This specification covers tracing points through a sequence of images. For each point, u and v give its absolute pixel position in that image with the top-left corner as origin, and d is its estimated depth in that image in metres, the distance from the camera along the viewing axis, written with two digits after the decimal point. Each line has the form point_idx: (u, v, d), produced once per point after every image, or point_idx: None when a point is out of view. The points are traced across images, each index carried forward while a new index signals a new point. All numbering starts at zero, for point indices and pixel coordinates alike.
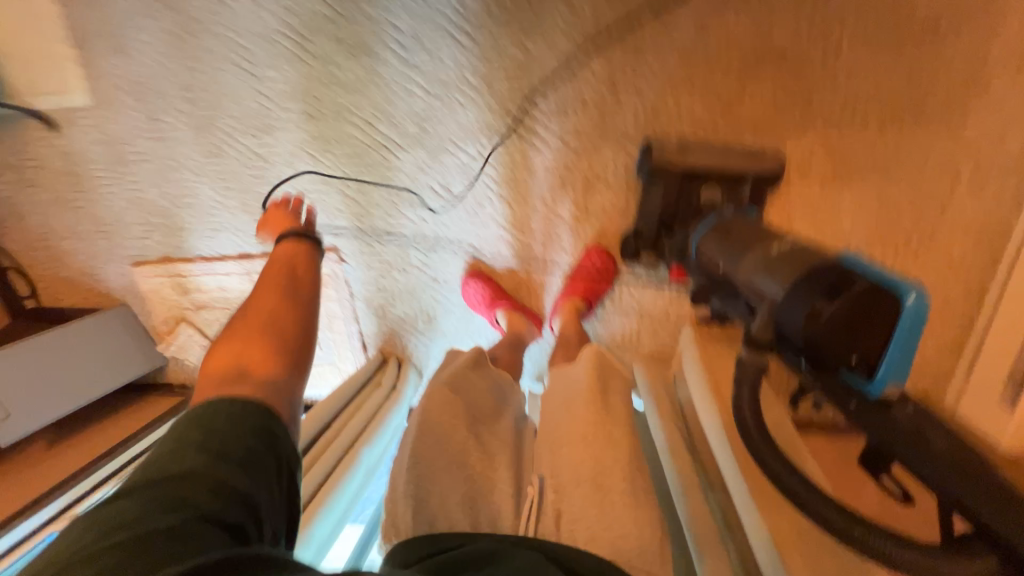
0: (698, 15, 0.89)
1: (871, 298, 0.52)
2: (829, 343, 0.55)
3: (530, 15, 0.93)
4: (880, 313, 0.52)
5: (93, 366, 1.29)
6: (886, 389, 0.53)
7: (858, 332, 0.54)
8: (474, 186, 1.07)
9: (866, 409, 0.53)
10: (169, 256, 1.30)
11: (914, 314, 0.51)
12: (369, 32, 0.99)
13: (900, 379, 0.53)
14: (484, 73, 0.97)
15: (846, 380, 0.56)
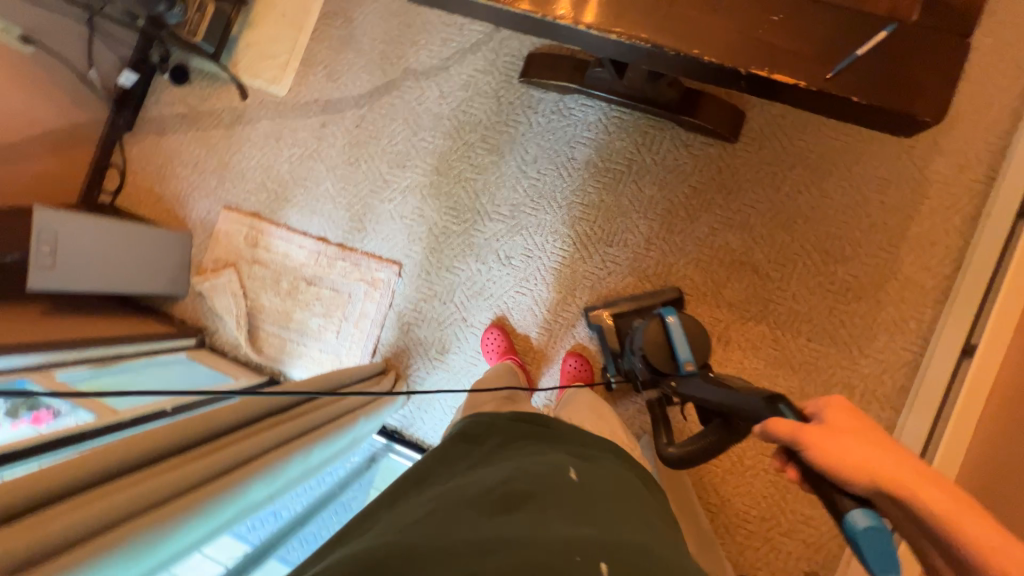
0: (713, 224, 1.33)
1: (658, 327, 1.01)
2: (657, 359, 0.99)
3: (612, 179, 1.37)
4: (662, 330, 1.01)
5: (136, 267, 1.36)
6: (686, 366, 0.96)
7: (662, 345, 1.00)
8: (529, 265, 1.40)
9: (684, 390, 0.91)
10: (260, 215, 1.53)
11: (673, 324, 0.99)
12: (505, 144, 1.43)
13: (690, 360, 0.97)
14: (569, 199, 1.39)
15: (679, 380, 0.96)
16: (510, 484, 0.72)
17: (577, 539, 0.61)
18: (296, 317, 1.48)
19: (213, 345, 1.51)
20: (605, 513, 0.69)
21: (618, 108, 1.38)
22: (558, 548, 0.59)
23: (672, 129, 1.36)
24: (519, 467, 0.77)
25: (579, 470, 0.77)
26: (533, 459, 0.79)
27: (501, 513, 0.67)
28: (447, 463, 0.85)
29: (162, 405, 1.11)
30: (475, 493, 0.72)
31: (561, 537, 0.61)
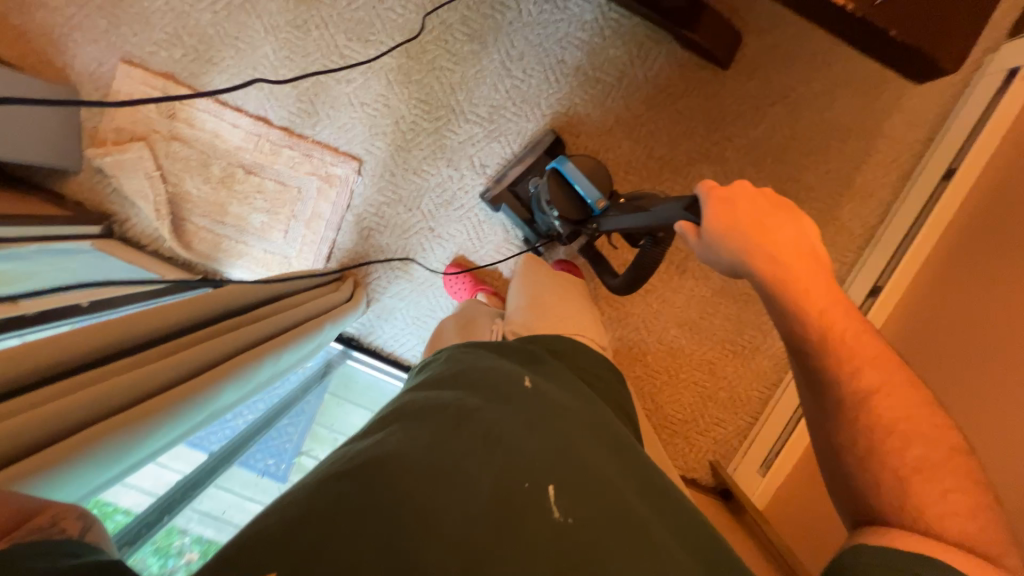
0: (691, 155, 1.33)
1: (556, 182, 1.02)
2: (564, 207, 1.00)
3: (601, 92, 1.29)
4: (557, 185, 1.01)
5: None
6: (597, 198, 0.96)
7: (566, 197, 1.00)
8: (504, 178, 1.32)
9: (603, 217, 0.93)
10: (175, 78, 1.23)
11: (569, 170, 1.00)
12: (489, 31, 1.25)
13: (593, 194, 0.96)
14: (553, 108, 1.29)
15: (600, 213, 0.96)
16: (461, 402, 0.62)
17: (535, 458, 0.55)
18: (232, 211, 1.28)
19: (126, 236, 1.28)
20: (564, 422, 0.62)
21: (617, 9, 1.25)
22: (512, 476, 0.53)
23: (669, 44, 1.27)
24: (470, 380, 0.67)
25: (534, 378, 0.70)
26: (483, 370, 0.69)
27: (449, 431, 0.57)
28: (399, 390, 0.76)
29: (77, 299, 0.95)
30: (422, 410, 0.61)
31: (511, 465, 0.54)
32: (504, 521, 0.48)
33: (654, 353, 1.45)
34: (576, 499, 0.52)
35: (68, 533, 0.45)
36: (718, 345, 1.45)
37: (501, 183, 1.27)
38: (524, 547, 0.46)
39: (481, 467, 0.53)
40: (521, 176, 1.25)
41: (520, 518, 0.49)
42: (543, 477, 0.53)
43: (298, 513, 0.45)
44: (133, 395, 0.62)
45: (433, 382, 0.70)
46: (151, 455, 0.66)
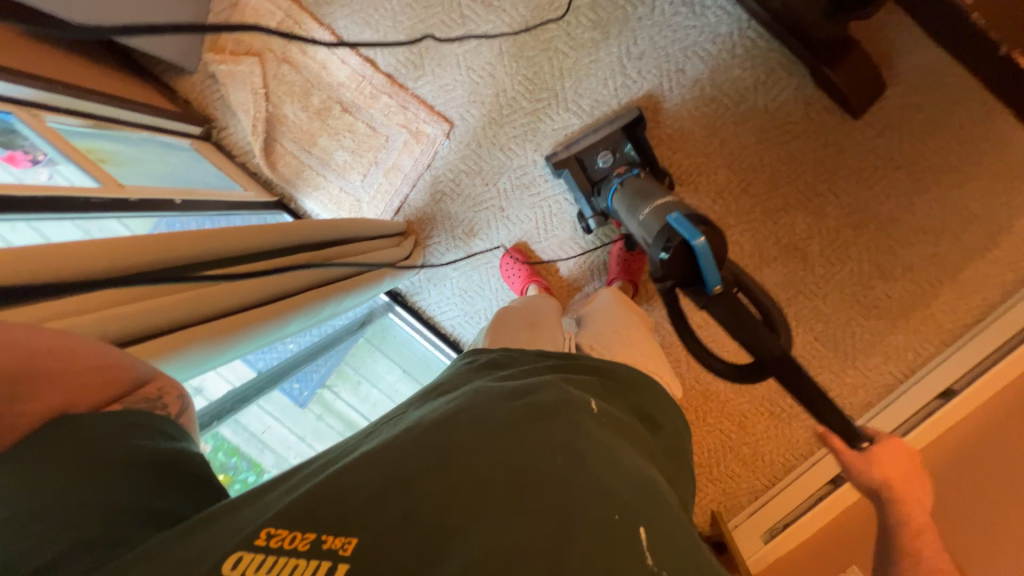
0: (789, 201, 1.25)
1: (679, 245, 0.76)
2: (673, 273, 0.77)
3: (713, 113, 1.21)
4: (681, 254, 0.76)
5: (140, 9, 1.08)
6: (716, 285, 0.73)
7: (682, 266, 0.77)
8: None
9: (714, 307, 0.73)
10: (300, 2, 1.25)
11: (704, 248, 0.73)
12: (615, 23, 1.19)
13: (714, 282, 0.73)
14: (658, 116, 1.23)
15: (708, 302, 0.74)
16: (536, 401, 0.59)
17: (618, 482, 0.50)
18: (320, 143, 1.31)
19: (221, 143, 1.34)
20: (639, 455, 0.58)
21: (757, 27, 1.16)
22: (592, 493, 0.48)
23: (801, 77, 1.17)
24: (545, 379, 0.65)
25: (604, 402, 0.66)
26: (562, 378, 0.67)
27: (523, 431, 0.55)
28: (467, 371, 0.75)
29: (170, 195, 1.01)
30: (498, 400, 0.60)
31: (591, 486, 0.49)
32: (588, 541, 0.43)
33: (687, 388, 1.41)
34: (661, 543, 0.47)
35: (166, 411, 0.56)
36: (756, 400, 1.39)
37: (570, 149, 1.19)
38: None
39: (557, 476, 0.49)
40: (591, 146, 1.17)
41: (606, 545, 0.43)
42: (629, 510, 0.47)
43: (374, 486, 0.47)
44: (196, 314, 0.66)
45: (508, 378, 0.69)
46: (208, 368, 0.72)
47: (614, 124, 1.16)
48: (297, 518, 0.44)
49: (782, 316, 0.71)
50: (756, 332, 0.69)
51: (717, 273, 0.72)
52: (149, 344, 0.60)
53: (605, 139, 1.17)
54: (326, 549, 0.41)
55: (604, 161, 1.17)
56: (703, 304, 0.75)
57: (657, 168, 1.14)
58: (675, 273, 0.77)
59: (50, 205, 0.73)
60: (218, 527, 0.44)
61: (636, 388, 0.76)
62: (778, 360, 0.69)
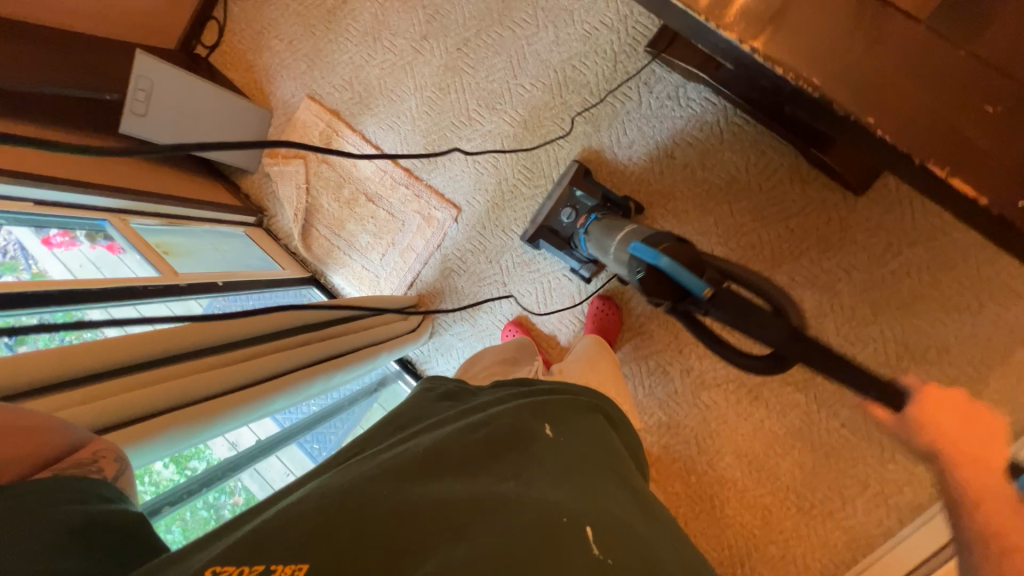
0: (795, 276, 1.20)
1: (650, 270, 0.72)
2: (658, 295, 0.71)
3: (705, 193, 1.24)
4: (655, 274, 0.71)
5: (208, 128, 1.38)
6: (704, 288, 0.65)
7: (663, 284, 0.70)
8: None
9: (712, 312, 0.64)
10: (339, 115, 1.50)
11: (669, 261, 0.69)
12: (605, 118, 1.29)
13: (700, 285, 0.66)
14: (650, 198, 1.28)
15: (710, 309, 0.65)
16: (491, 433, 0.71)
17: (564, 498, 0.61)
18: (348, 227, 1.50)
19: (270, 228, 1.58)
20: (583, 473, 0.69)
21: (743, 114, 1.20)
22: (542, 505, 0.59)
23: (793, 157, 1.18)
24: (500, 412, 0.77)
25: (554, 426, 0.77)
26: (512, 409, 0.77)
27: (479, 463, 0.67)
28: (429, 409, 0.86)
29: (214, 278, 1.20)
30: (456, 434, 0.71)
31: (540, 498, 0.60)
32: (541, 540, 0.54)
33: (700, 473, 1.30)
34: (606, 533, 0.58)
35: (103, 475, 0.56)
36: (780, 492, 1.25)
37: (536, 220, 1.30)
38: (562, 564, 0.52)
39: (510, 494, 0.61)
40: (552, 210, 1.26)
41: (556, 540, 0.54)
42: (576, 513, 0.59)
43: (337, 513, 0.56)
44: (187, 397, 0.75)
45: (465, 413, 0.80)
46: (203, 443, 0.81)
47: (559, 185, 1.27)
48: (246, 557, 0.51)
49: (785, 294, 0.61)
50: (760, 320, 0.59)
51: (695, 277, 0.65)
52: (148, 421, 0.69)
53: (563, 201, 1.25)
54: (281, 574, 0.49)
55: (567, 216, 1.23)
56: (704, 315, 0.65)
57: (620, 203, 1.22)
58: (666, 297, 0.71)
59: (110, 295, 0.92)
60: (196, 561, 0.52)
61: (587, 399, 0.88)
62: (796, 339, 0.57)
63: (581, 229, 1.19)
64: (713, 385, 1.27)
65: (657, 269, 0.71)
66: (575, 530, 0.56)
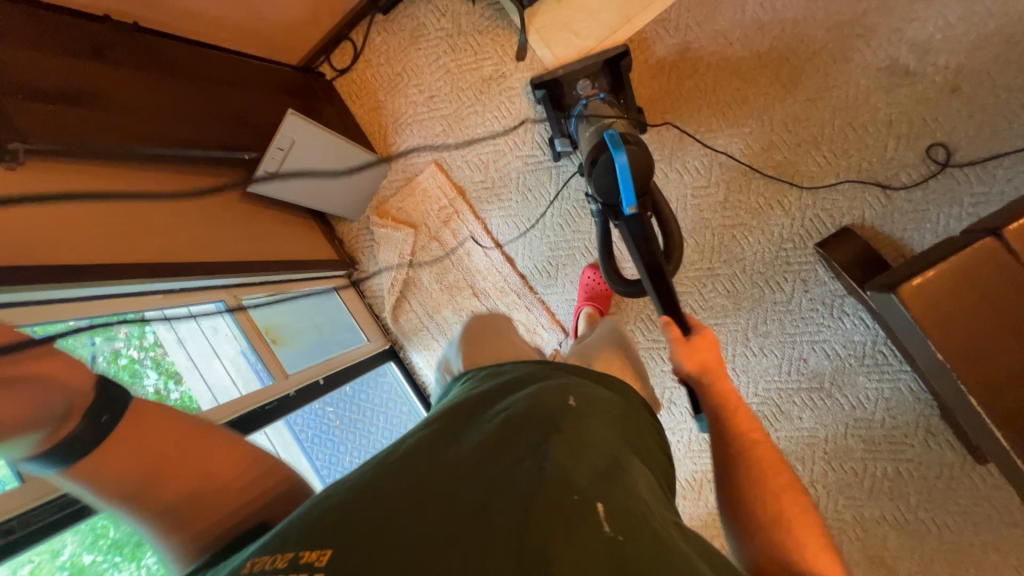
0: (884, 515, 1.20)
1: (608, 164, 0.77)
2: (604, 194, 0.80)
3: (826, 408, 1.21)
4: (606, 170, 0.78)
5: (326, 183, 1.26)
6: (633, 207, 0.76)
7: (613, 184, 0.78)
8: None
9: (630, 224, 0.79)
10: (463, 193, 1.39)
11: (626, 165, 0.75)
12: (749, 300, 1.23)
13: (631, 200, 0.76)
14: (767, 393, 1.24)
15: (624, 223, 0.80)
16: (511, 404, 0.61)
17: (579, 471, 0.51)
18: (442, 311, 1.43)
19: (357, 282, 1.49)
20: (614, 449, 0.56)
21: (892, 347, 1.16)
22: (553, 481, 0.49)
23: (927, 405, 1.15)
24: (521, 391, 0.64)
25: (584, 394, 0.65)
26: (538, 384, 0.65)
27: (494, 448, 0.55)
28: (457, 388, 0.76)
29: (317, 376, 1.16)
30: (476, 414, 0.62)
31: (556, 472, 0.50)
32: (548, 524, 0.44)
33: None
34: (625, 510, 0.48)
35: None
36: None
37: (555, 72, 1.18)
38: (577, 554, 0.42)
39: (523, 472, 0.51)
40: (572, 77, 1.17)
41: (568, 525, 0.45)
42: (593, 491, 0.49)
43: (347, 499, 0.49)
44: None
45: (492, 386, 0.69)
46: None
47: (597, 55, 1.15)
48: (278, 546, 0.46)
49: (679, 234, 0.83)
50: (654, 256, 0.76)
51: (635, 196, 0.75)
52: None
53: (583, 69, 1.17)
54: (301, 562, 0.43)
55: (581, 90, 1.16)
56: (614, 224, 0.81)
57: (628, 101, 1.17)
58: (600, 194, 0.81)
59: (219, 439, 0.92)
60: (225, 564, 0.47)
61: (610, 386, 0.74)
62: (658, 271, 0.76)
63: (584, 105, 1.14)
64: None
65: (612, 168, 0.77)
66: (592, 511, 0.47)
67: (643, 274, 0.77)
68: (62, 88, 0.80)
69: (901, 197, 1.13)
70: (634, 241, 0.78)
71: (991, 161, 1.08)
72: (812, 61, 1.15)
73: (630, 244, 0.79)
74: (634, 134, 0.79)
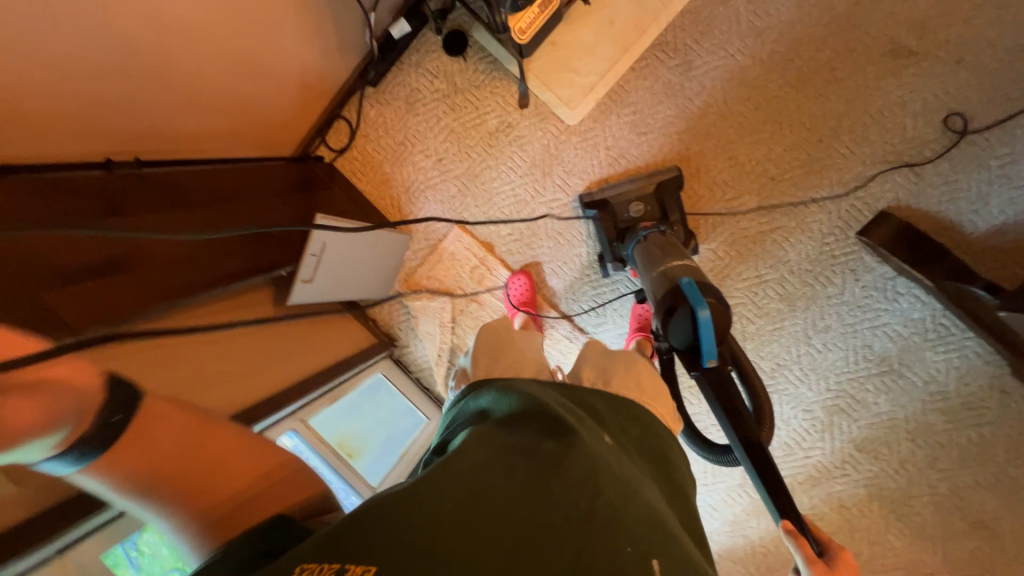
0: (976, 480, 1.21)
1: (687, 315, 0.77)
2: (681, 340, 0.79)
3: (899, 387, 1.22)
4: (688, 318, 0.77)
5: (357, 272, 1.22)
6: (714, 358, 0.77)
7: (694, 333, 0.78)
8: (787, 415, 1.29)
9: (711, 376, 0.77)
10: (493, 249, 1.36)
11: (708, 321, 0.75)
12: (803, 300, 1.23)
13: (711, 354, 0.76)
14: (839, 384, 1.25)
15: (703, 375, 0.78)
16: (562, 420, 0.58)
17: (634, 519, 0.48)
18: None
19: (399, 360, 1.43)
20: (648, 494, 0.55)
21: (951, 318, 1.17)
22: (607, 529, 0.47)
23: (997, 366, 1.17)
24: (565, 409, 0.61)
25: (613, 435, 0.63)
26: (575, 411, 0.62)
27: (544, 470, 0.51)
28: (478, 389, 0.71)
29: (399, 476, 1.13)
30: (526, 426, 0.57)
31: (610, 511, 0.48)
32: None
33: None
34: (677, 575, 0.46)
35: None
36: None
37: (605, 194, 1.23)
38: None
39: (578, 509, 0.48)
40: (624, 197, 1.22)
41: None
42: (643, 542, 0.47)
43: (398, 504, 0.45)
44: None
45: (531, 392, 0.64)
46: None
47: (652, 178, 1.20)
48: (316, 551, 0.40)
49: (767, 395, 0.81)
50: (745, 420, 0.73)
51: (717, 349, 0.75)
52: None
53: (637, 195, 1.21)
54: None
55: (634, 212, 1.21)
56: (692, 375, 0.79)
57: (682, 225, 1.18)
58: (674, 343, 0.80)
59: None
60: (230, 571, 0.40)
61: (613, 416, 0.68)
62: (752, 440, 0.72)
63: (641, 236, 1.12)
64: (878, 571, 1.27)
65: (694, 319, 0.77)
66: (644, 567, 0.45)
67: (735, 438, 0.73)
68: (85, 259, 0.73)
69: (930, 172, 1.15)
70: (719, 393, 0.76)
71: (1008, 122, 1.10)
72: (816, 57, 1.17)
73: (710, 395, 0.77)
74: (710, 284, 0.81)
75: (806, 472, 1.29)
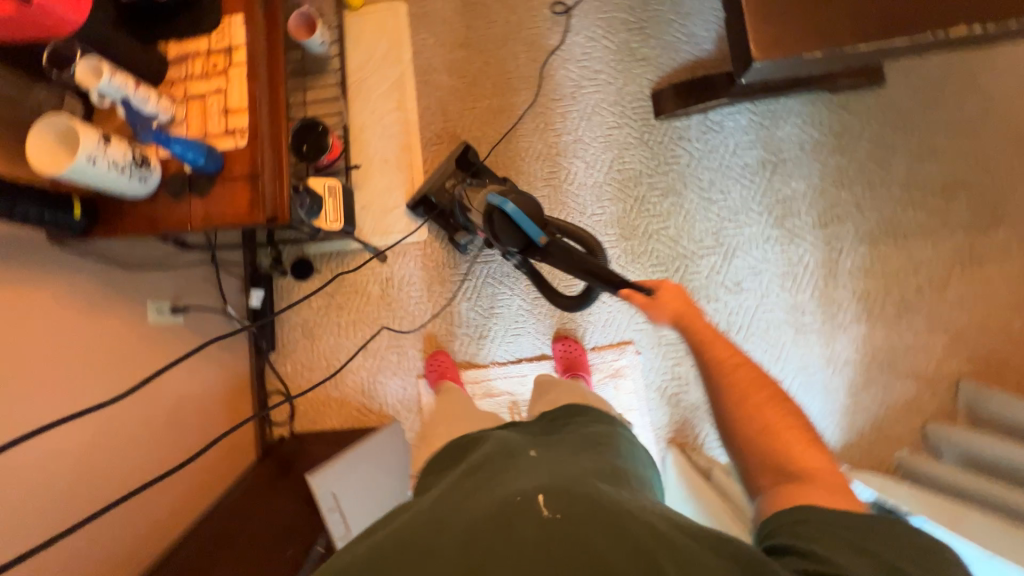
0: (908, 164, 1.33)
1: (503, 217, 1.01)
2: (514, 240, 1.03)
3: (795, 166, 1.36)
4: (505, 220, 1.01)
5: (378, 487, 1.20)
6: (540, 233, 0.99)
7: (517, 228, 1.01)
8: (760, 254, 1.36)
9: (550, 249, 1.00)
10: (460, 365, 1.40)
11: (516, 211, 0.98)
12: (677, 182, 1.39)
13: (536, 232, 1.00)
14: (762, 203, 1.36)
15: (546, 253, 1.01)
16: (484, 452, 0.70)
17: (530, 480, 0.60)
18: None
19: None
20: (559, 465, 0.64)
21: (765, 102, 1.38)
22: (501, 497, 0.58)
23: (822, 98, 1.37)
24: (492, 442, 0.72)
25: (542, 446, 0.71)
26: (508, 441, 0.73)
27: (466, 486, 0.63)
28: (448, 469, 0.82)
29: None
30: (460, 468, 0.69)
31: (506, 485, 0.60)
32: (491, 528, 0.53)
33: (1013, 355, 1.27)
34: (561, 496, 0.56)
35: None
36: None
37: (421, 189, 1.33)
38: (515, 543, 0.52)
39: (485, 494, 0.59)
40: (436, 183, 1.29)
41: (506, 524, 0.54)
42: (529, 488, 0.58)
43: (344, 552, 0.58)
44: None
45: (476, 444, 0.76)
46: None
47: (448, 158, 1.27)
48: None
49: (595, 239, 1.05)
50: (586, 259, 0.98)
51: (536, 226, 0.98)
52: None
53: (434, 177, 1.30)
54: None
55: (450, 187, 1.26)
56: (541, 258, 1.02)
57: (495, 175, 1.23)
58: (513, 244, 1.03)
59: None
60: None
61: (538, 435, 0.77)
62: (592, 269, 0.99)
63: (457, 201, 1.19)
64: (941, 282, 1.31)
65: (509, 217, 1.00)
66: (530, 505, 0.55)
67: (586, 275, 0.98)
68: None
69: (649, 50, 1.41)
70: (558, 257, 1.00)
71: None
72: (520, 61, 1.45)
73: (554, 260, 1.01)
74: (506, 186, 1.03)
75: (821, 274, 1.34)
